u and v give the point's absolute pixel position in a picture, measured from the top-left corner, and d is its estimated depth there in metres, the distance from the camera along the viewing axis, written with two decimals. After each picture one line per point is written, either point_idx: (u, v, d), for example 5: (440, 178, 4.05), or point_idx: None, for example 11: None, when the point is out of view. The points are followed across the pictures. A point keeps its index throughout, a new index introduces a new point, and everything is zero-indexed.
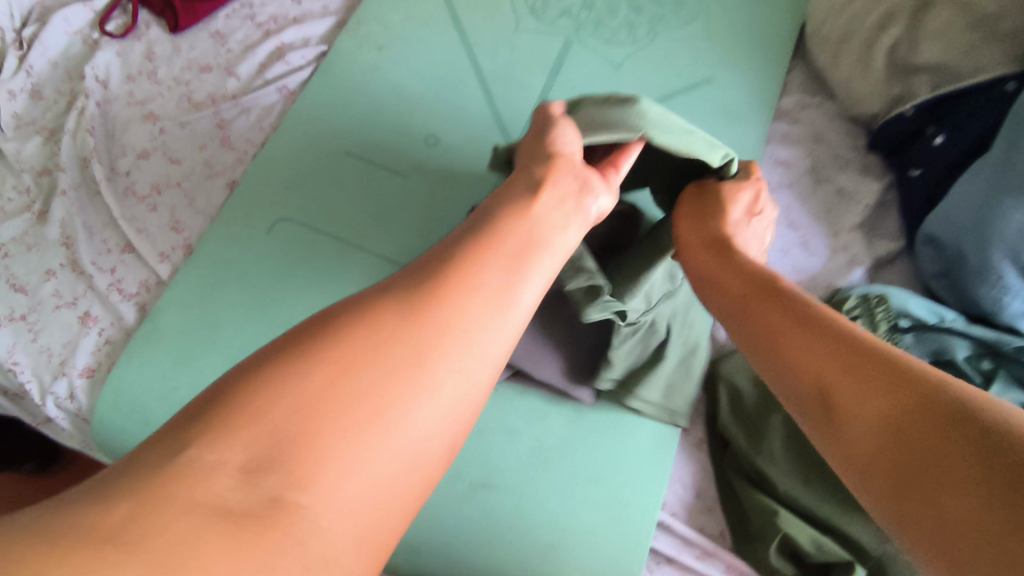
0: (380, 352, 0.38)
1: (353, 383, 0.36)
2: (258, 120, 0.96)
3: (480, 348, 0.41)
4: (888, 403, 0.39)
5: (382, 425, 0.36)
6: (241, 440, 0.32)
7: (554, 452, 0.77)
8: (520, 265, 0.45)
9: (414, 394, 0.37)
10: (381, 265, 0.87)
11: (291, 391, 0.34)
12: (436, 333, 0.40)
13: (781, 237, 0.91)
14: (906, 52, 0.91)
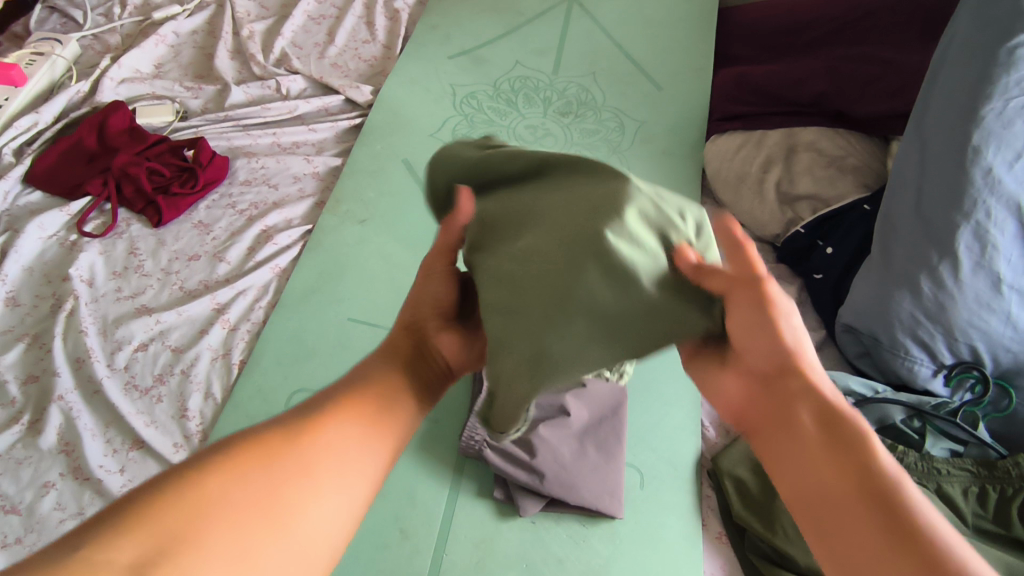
0: (253, 487, 0.45)
1: (224, 509, 0.43)
2: (255, 300, 1.01)
3: (339, 486, 0.48)
4: (881, 532, 0.43)
5: (256, 542, 0.42)
6: (136, 538, 0.39)
7: (601, 572, 0.82)
8: (393, 416, 0.55)
9: (277, 534, 0.44)
10: None
11: (193, 502, 0.42)
12: (300, 482, 0.46)
13: None
14: (787, 186, 1.16)
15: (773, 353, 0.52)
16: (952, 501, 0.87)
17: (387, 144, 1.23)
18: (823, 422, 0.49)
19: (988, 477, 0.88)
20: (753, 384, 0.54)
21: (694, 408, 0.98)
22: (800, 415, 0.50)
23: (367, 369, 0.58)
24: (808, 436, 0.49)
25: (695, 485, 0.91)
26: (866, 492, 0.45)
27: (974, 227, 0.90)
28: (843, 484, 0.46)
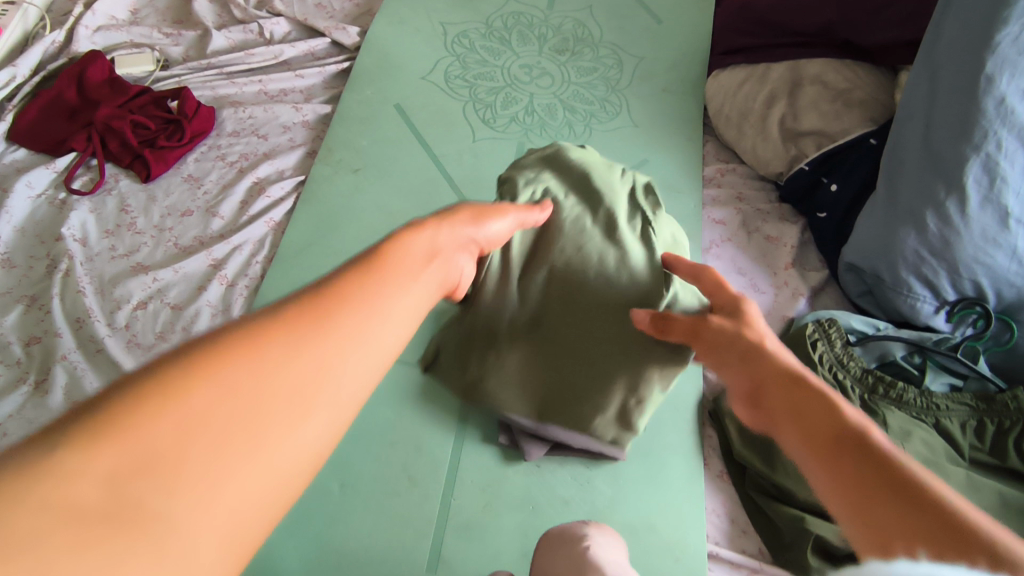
0: (220, 398, 0.32)
1: (185, 422, 0.31)
2: (252, 255, 1.00)
3: (354, 372, 0.37)
4: (856, 473, 0.46)
5: (256, 445, 0.32)
6: (109, 453, 0.28)
7: (607, 511, 0.84)
8: (401, 293, 0.43)
9: (259, 456, 0.32)
10: (404, 369, 0.92)
11: (175, 404, 0.31)
12: (282, 389, 0.34)
13: (735, 284, 1.08)
14: (791, 122, 1.13)
15: (750, 338, 0.62)
16: (950, 435, 0.89)
17: (377, 88, 1.18)
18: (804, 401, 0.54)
19: (986, 410, 0.89)
20: (737, 364, 0.63)
21: None
22: (776, 380, 0.58)
23: (369, 254, 0.46)
24: (796, 414, 0.54)
25: (697, 426, 0.92)
26: (841, 447, 0.49)
27: (984, 160, 0.88)
28: (816, 448, 0.50)
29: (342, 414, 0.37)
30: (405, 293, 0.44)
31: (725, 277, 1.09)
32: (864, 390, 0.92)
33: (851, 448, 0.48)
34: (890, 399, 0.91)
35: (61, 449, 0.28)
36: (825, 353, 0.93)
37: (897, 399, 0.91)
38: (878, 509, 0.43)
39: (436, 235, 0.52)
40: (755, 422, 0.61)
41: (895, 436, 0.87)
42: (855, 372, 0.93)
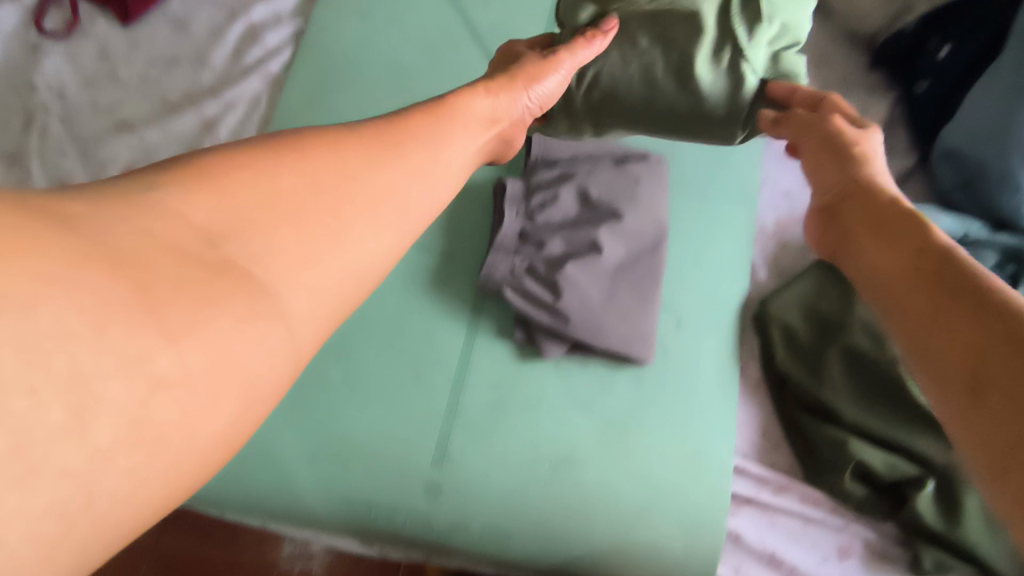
0: (304, 179, 0.36)
1: (269, 194, 0.34)
2: (247, 115, 0.88)
3: (391, 224, 0.39)
4: (969, 325, 0.37)
5: (293, 267, 0.33)
6: (160, 221, 0.30)
7: (626, 418, 0.78)
8: (441, 158, 0.45)
9: (327, 249, 0.35)
10: (414, 254, 0.83)
11: (243, 192, 0.33)
12: (360, 183, 0.38)
13: (801, 168, 0.92)
14: None
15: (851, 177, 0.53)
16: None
17: None
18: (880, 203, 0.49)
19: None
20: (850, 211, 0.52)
21: (744, 245, 0.86)
22: (884, 227, 0.47)
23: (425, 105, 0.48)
24: (872, 207, 0.50)
25: (738, 331, 0.83)
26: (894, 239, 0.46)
27: None
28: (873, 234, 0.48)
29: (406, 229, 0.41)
30: (472, 135, 0.50)
31: (790, 159, 0.93)
32: None
33: (914, 251, 0.44)
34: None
35: (163, 191, 0.31)
36: None
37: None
38: (958, 379, 0.36)
39: (498, 97, 0.55)
40: (825, 243, 0.56)
41: None
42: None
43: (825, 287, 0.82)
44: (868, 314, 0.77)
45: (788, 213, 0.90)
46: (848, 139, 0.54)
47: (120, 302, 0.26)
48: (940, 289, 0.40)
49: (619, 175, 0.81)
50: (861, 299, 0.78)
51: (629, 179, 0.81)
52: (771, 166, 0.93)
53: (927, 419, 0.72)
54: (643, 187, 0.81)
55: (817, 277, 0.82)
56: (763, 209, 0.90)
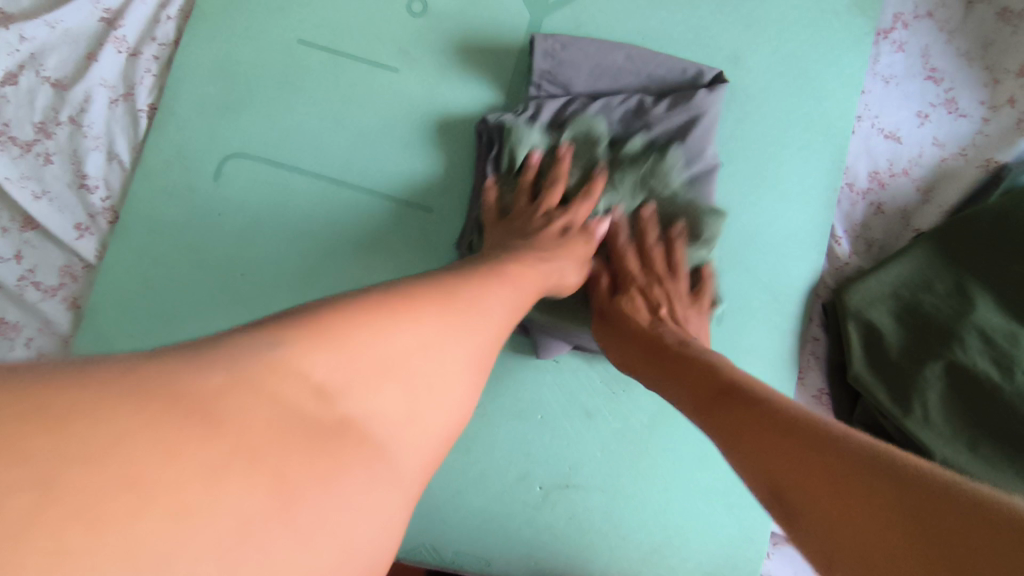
0: (400, 336, 0.32)
1: (379, 351, 0.30)
2: (160, 7, 0.66)
3: (444, 389, 0.33)
4: (854, 497, 0.28)
5: (349, 457, 0.26)
6: (202, 413, 0.23)
7: (644, 432, 0.60)
8: (503, 296, 0.42)
9: (409, 423, 0.30)
10: (380, 205, 0.64)
11: (310, 365, 0.27)
12: (455, 336, 0.35)
13: (917, 97, 0.66)
14: None
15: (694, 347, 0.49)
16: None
17: None
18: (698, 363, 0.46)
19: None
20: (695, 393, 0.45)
21: (822, 208, 0.64)
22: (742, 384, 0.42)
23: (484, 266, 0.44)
24: (681, 368, 0.48)
25: (800, 324, 0.62)
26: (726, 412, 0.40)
27: None
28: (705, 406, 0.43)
29: (488, 349, 0.38)
30: (540, 259, 0.50)
31: (904, 84, 0.67)
32: None
33: (738, 403, 0.40)
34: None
35: (222, 367, 0.25)
36: None
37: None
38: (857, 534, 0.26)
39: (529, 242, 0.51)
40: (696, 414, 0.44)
41: None
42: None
43: (931, 273, 0.59)
44: (994, 320, 0.56)
45: (888, 164, 0.66)
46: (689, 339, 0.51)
47: (136, 510, 0.19)
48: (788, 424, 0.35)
49: (660, 115, 0.60)
50: (984, 297, 0.57)
51: (676, 120, 0.60)
52: (875, 92, 0.68)
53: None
54: (698, 130, 0.59)
55: (921, 258, 0.60)
56: (854, 155, 0.66)
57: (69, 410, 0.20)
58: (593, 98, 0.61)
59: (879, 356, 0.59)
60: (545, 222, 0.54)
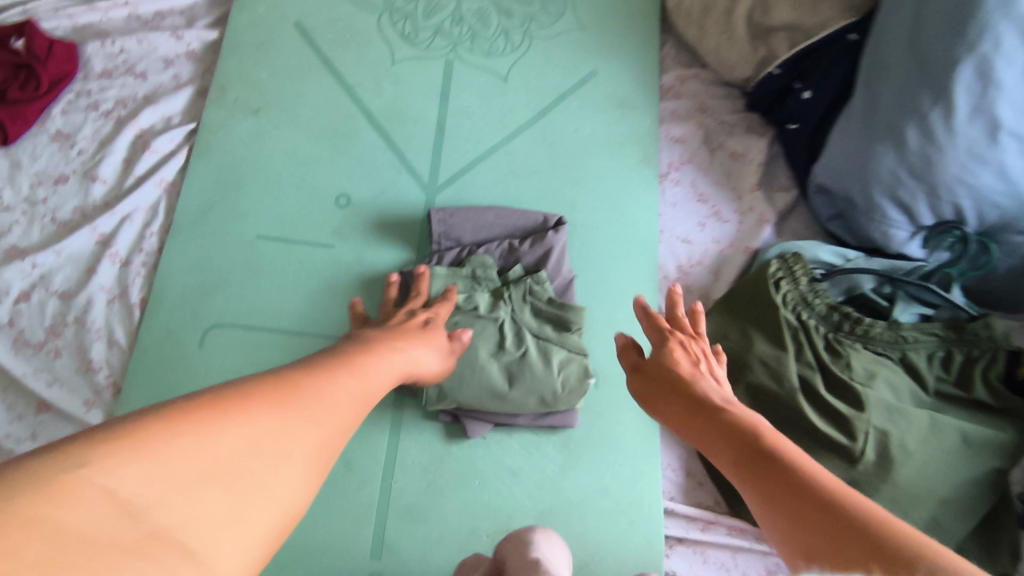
0: (219, 440, 0.41)
1: (192, 457, 0.39)
2: (144, 225, 0.87)
3: (289, 461, 0.44)
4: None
5: (190, 533, 0.37)
6: (77, 502, 0.34)
7: (558, 477, 0.80)
8: (355, 390, 0.53)
9: (255, 491, 0.41)
10: (334, 344, 0.84)
11: (169, 452, 0.38)
12: (275, 428, 0.44)
13: (695, 213, 0.98)
14: (760, 16, 0.99)
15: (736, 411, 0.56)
16: (916, 369, 0.84)
17: (271, 3, 0.99)
18: (728, 421, 0.55)
19: (956, 340, 0.84)
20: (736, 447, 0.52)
21: (650, 296, 0.91)
22: (776, 449, 0.49)
23: (332, 362, 0.55)
24: (721, 427, 0.55)
25: None
26: (760, 472, 0.48)
27: (978, 61, 0.77)
28: (744, 465, 0.50)
29: (320, 436, 0.47)
30: (392, 357, 0.62)
31: (685, 206, 0.98)
32: (829, 328, 0.86)
33: (761, 465, 0.48)
34: (853, 337, 0.85)
35: (97, 457, 0.36)
36: (789, 292, 0.86)
37: (867, 336, 0.85)
38: None
39: (374, 343, 0.63)
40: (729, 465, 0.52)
41: (857, 378, 0.81)
42: (820, 309, 0.86)
43: (726, 326, 0.87)
44: (766, 350, 0.82)
45: (687, 259, 0.95)
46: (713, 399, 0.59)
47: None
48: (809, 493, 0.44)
49: (525, 250, 0.87)
50: (759, 337, 0.83)
51: (536, 252, 0.87)
52: (668, 213, 0.98)
53: (827, 444, 0.77)
54: (552, 258, 0.86)
55: (717, 317, 0.88)
56: (663, 256, 0.95)
57: (2, 508, 0.32)
58: (477, 245, 0.87)
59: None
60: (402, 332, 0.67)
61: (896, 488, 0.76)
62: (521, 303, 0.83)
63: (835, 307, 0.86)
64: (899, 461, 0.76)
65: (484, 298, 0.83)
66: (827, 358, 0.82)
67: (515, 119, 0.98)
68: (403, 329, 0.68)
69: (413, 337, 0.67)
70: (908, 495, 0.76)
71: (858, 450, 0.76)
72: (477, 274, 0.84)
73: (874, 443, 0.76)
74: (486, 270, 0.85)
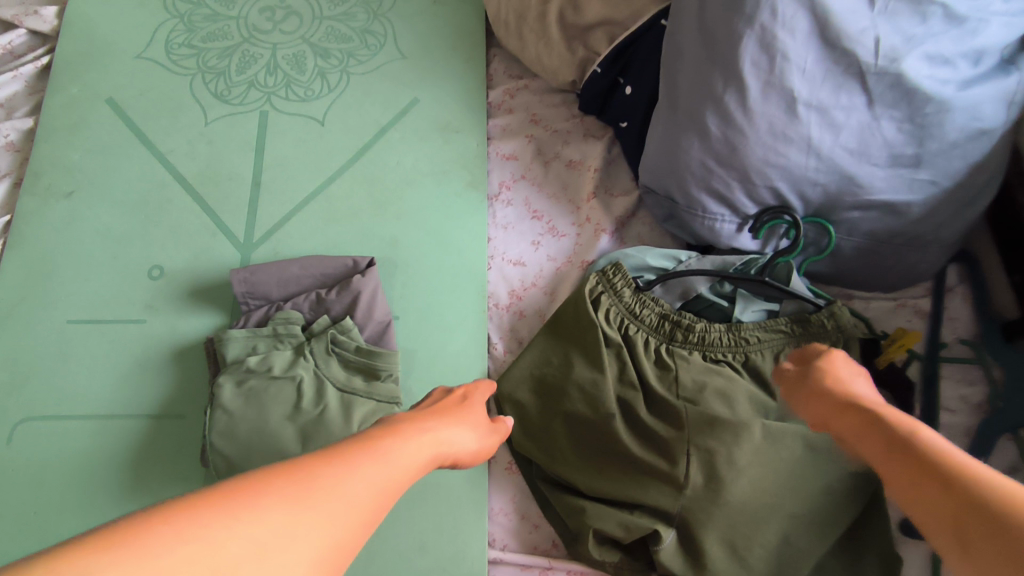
0: (221, 540, 0.33)
1: (194, 563, 0.31)
2: None
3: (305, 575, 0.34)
4: None
5: None
6: None
7: (373, 539, 0.77)
8: (393, 468, 0.44)
9: None
10: (144, 423, 0.82)
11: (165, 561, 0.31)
12: (293, 525, 0.35)
13: (529, 232, 0.92)
14: (573, 15, 0.91)
15: (847, 410, 0.51)
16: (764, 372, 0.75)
17: (83, 83, 0.99)
18: (868, 416, 0.48)
19: (802, 333, 0.76)
20: (867, 432, 0.47)
21: (476, 329, 0.87)
22: (904, 432, 0.43)
23: (369, 437, 0.47)
24: (852, 419, 0.50)
25: None
26: (897, 459, 0.42)
27: (759, 33, 0.68)
28: (885, 458, 0.43)
29: (339, 530, 0.37)
30: (432, 430, 0.54)
31: (518, 226, 0.93)
32: (662, 340, 0.78)
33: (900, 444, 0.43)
34: (689, 345, 0.77)
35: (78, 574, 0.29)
36: (612, 307, 0.79)
37: (704, 342, 0.77)
38: None
39: (411, 421, 0.55)
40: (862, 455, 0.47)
41: (684, 393, 0.73)
42: (648, 321, 0.79)
43: (550, 351, 0.80)
44: (586, 375, 0.76)
45: (520, 283, 0.89)
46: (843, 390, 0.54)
47: None
48: (949, 477, 0.37)
49: (332, 299, 0.82)
50: (579, 359, 0.77)
51: (344, 299, 0.82)
52: (501, 236, 0.93)
53: (652, 471, 0.71)
54: (361, 304, 0.82)
55: (542, 342, 0.81)
56: (495, 282, 0.90)
57: None
58: (285, 300, 0.84)
59: (528, 426, 0.77)
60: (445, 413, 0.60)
61: (731, 511, 0.68)
62: (323, 356, 0.79)
63: (666, 314, 0.78)
64: (730, 480, 0.68)
65: (286, 353, 0.80)
66: (654, 376, 0.76)
67: (334, 162, 0.96)
68: (451, 412, 0.61)
69: (452, 412, 0.61)
70: (747, 518, 0.68)
71: (681, 475, 0.69)
72: (279, 332, 0.80)
73: (699, 464, 0.69)
74: (290, 324, 0.81)
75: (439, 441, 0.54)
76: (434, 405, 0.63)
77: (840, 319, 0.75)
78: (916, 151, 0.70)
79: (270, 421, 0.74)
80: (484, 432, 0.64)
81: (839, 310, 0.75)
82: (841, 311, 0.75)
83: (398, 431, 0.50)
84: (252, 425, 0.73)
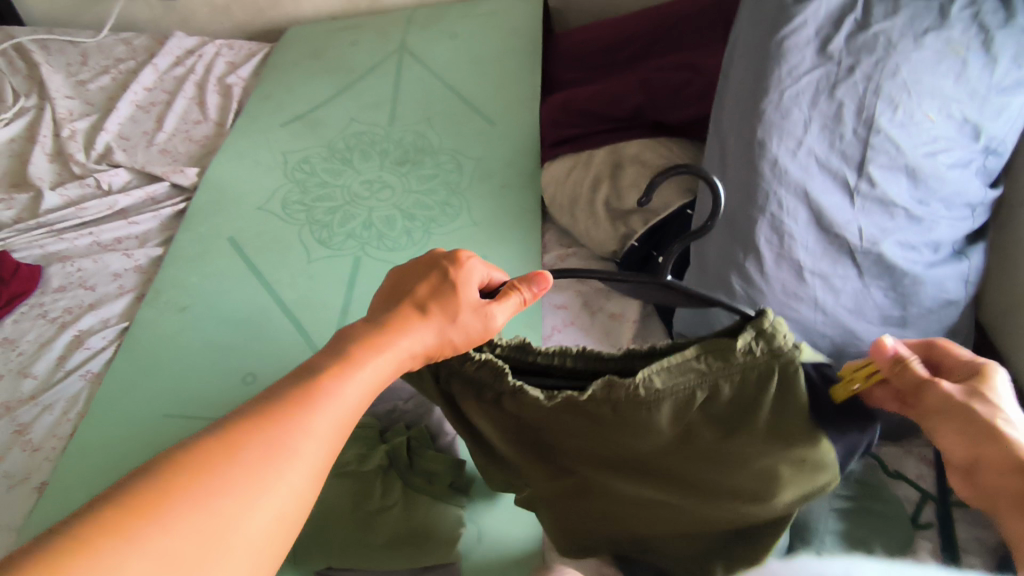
0: (188, 520, 0.37)
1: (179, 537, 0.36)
2: (63, 413, 0.96)
3: (258, 527, 0.39)
4: None
5: None
6: None
7: None
8: (327, 416, 0.46)
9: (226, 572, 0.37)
10: None
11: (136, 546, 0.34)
12: (162, 544, 0.35)
13: None
14: (616, 202, 1.16)
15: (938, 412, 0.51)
16: (655, 431, 0.57)
17: (212, 225, 1.21)
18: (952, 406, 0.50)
19: (722, 369, 0.55)
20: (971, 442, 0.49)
21: None
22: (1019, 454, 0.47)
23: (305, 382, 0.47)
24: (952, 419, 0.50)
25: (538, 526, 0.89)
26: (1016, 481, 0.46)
27: (770, 220, 0.90)
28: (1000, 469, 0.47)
29: (297, 482, 0.42)
30: (394, 343, 0.54)
31: None
32: None
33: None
34: (533, 408, 0.60)
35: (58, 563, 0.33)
36: None
37: (565, 408, 0.59)
38: None
39: (368, 338, 0.53)
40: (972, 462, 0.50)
41: None
42: (467, 371, 0.62)
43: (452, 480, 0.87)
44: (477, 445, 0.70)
45: None
46: (917, 392, 0.52)
47: None
48: None
49: (408, 409, 0.96)
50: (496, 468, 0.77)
51: (419, 410, 0.95)
52: None
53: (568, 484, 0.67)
54: (434, 414, 0.94)
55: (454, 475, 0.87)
56: None
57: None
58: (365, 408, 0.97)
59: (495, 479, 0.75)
60: (431, 303, 0.57)
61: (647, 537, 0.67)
62: (397, 457, 0.86)
63: (498, 373, 0.60)
64: (614, 502, 0.65)
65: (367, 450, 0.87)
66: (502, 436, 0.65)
67: None
68: (431, 303, 0.57)
69: (436, 300, 0.57)
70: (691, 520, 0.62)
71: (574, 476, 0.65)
72: (357, 434, 0.90)
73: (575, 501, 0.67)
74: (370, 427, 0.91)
75: (391, 357, 0.53)
76: (419, 291, 0.58)
77: (770, 340, 0.53)
78: (901, 314, 0.90)
79: (347, 512, 0.81)
80: (483, 303, 0.59)
81: (765, 327, 0.54)
82: (775, 325, 0.54)
83: (346, 365, 0.49)
84: (326, 512, 0.81)
